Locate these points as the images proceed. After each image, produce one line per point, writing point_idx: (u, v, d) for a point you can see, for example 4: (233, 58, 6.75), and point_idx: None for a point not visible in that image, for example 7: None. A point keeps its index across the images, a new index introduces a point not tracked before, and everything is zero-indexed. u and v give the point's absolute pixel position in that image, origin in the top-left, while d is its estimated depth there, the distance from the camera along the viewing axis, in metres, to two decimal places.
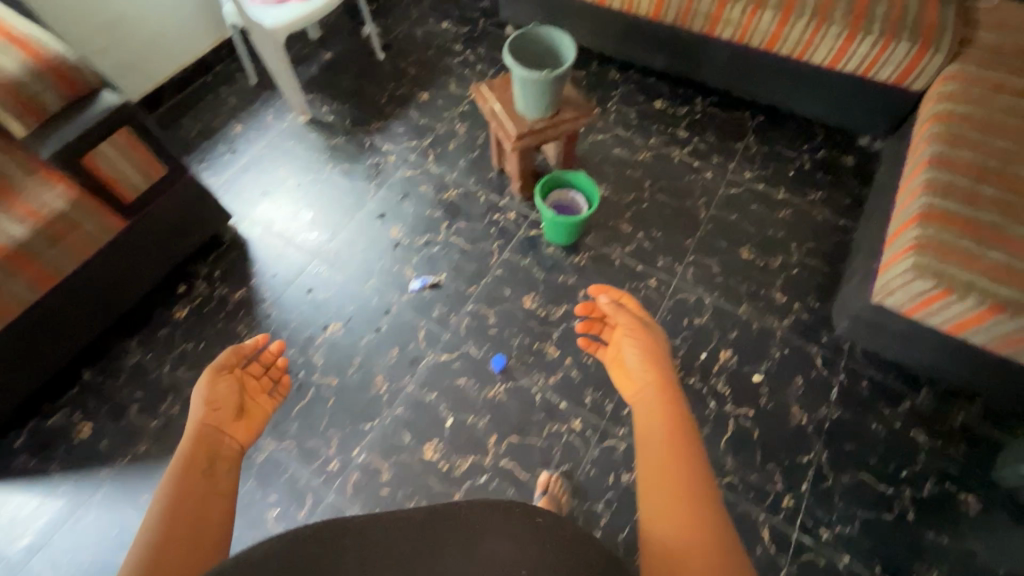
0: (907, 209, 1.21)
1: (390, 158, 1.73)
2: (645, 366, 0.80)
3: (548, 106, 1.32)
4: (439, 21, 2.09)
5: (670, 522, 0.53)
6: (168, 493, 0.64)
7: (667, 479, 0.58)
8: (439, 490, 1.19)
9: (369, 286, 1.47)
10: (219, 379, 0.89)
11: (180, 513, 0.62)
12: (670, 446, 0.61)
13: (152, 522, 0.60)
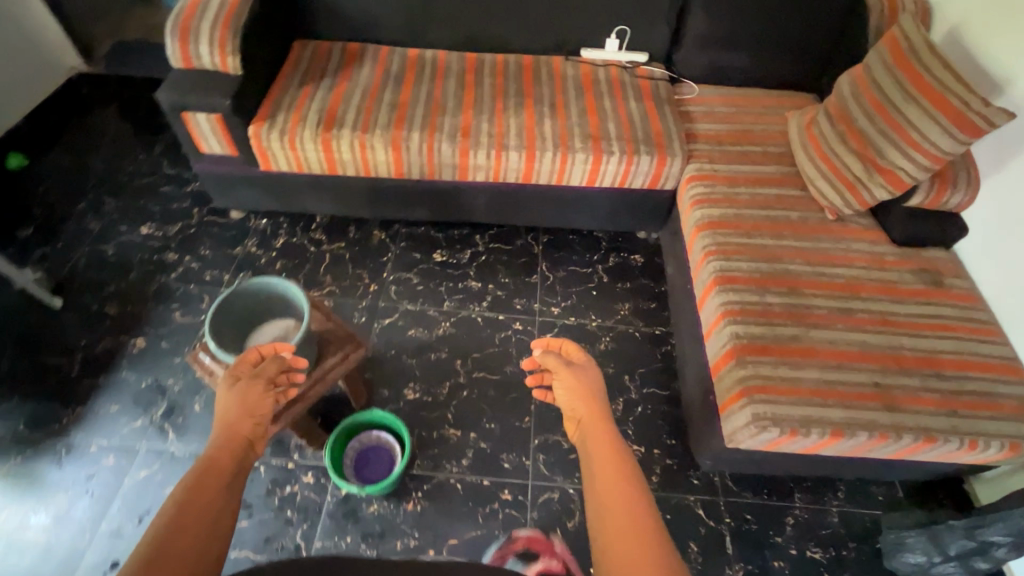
0: (719, 333, 1.16)
1: (108, 459, 1.21)
2: (575, 397, 0.91)
3: (298, 367, 1.00)
4: (135, 225, 1.62)
5: (610, 496, 0.66)
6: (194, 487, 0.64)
7: (602, 455, 0.74)
8: None
9: None
10: (254, 390, 0.85)
11: (207, 502, 0.63)
12: (608, 433, 0.79)
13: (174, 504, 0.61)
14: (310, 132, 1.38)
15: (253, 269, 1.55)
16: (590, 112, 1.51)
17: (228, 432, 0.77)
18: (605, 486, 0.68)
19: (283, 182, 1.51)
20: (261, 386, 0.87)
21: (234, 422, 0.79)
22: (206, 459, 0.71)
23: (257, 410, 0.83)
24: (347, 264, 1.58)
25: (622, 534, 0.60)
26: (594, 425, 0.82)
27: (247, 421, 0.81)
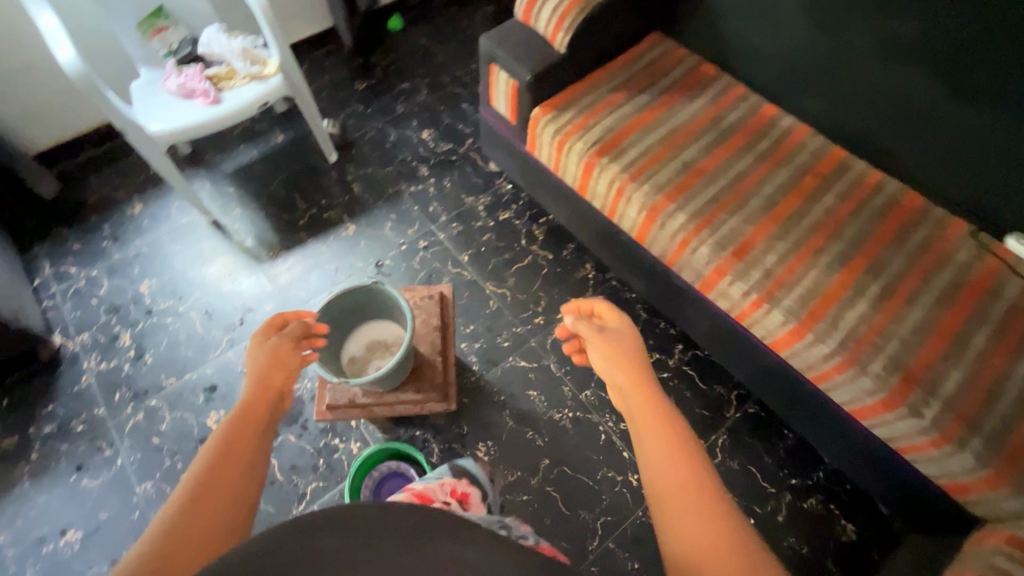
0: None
1: (267, 306, 1.39)
2: (613, 359, 0.78)
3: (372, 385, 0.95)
4: (422, 127, 1.72)
5: (657, 459, 0.57)
6: (220, 445, 0.62)
7: (648, 413, 0.64)
8: None
9: (138, 495, 1.15)
10: (275, 352, 0.80)
11: (231, 464, 0.60)
12: (647, 399, 0.67)
13: (201, 471, 0.58)
14: (582, 148, 1.18)
15: (465, 227, 1.52)
16: (939, 332, 0.96)
17: (262, 379, 0.75)
18: (654, 445, 0.58)
19: (538, 173, 1.39)
20: (290, 348, 0.82)
21: (264, 376, 0.76)
22: (243, 407, 0.69)
23: (280, 366, 0.78)
24: (537, 280, 1.44)
25: (681, 504, 0.52)
26: (635, 381, 0.71)
27: (275, 371, 0.78)
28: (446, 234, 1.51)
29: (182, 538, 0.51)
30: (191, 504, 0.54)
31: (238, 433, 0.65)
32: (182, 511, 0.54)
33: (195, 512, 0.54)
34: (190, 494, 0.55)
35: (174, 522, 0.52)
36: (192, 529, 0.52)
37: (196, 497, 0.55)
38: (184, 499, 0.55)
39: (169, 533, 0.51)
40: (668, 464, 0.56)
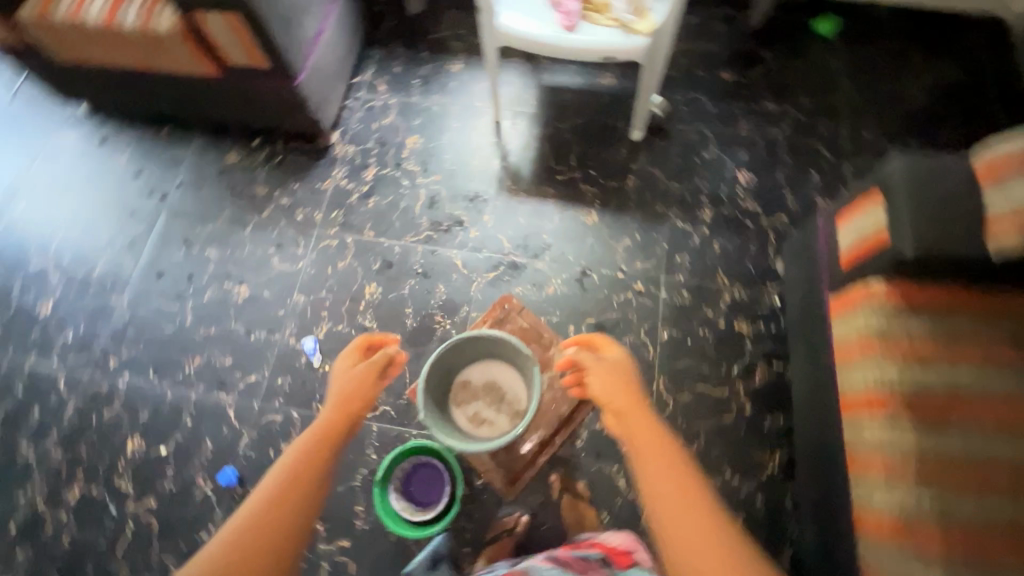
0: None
1: (474, 231, 1.37)
2: (615, 390, 0.75)
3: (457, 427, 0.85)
4: (745, 167, 1.39)
5: (677, 524, 0.58)
6: (277, 484, 0.61)
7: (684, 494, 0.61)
8: (99, 470, 1.21)
9: (291, 300, 1.34)
10: (363, 376, 0.78)
11: (281, 510, 0.59)
12: (654, 448, 0.66)
13: (252, 516, 0.58)
14: (886, 380, 0.83)
15: (690, 307, 1.27)
16: None
17: (341, 404, 0.74)
18: (695, 535, 0.57)
19: (816, 335, 1.04)
20: (373, 377, 0.79)
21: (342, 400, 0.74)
22: (317, 428, 0.70)
23: (356, 394, 0.75)
24: (709, 420, 1.18)
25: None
26: (639, 433, 0.68)
27: (359, 387, 0.76)
28: (666, 296, 1.28)
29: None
30: (232, 558, 0.55)
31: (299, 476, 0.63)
32: (212, 568, 0.54)
33: (232, 570, 0.54)
34: (240, 546, 0.55)
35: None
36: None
37: (243, 558, 0.55)
38: (229, 560, 0.55)
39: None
40: (714, 560, 0.55)
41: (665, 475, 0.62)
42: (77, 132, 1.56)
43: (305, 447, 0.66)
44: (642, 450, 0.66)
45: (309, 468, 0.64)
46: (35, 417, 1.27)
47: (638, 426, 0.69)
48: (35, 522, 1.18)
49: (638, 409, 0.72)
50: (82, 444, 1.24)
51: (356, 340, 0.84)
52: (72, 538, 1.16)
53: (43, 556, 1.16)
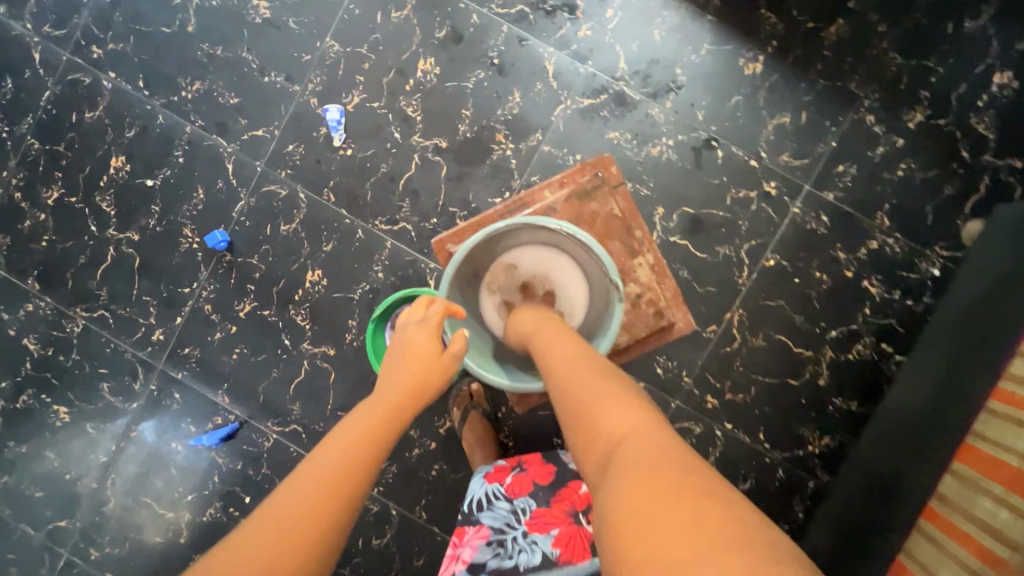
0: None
1: (584, 29, 0.96)
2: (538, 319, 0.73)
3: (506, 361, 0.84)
4: (1007, 67, 0.91)
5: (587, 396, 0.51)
6: (348, 435, 0.57)
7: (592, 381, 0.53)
8: (79, 179, 1.06)
9: (322, 46, 1.01)
10: (417, 345, 0.73)
11: (341, 459, 0.53)
12: (564, 348, 0.63)
13: (322, 464, 0.52)
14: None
15: (820, 239, 0.95)
16: None
17: (406, 366, 0.70)
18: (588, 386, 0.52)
19: (981, 355, 0.75)
20: (435, 353, 0.73)
21: (403, 354, 0.72)
22: (380, 399, 0.65)
23: (419, 356, 0.71)
24: (771, 377, 0.97)
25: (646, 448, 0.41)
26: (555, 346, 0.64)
27: (407, 352, 0.72)
28: (796, 214, 0.95)
29: (264, 535, 0.46)
30: (285, 507, 0.48)
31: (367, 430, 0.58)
32: (280, 510, 0.48)
33: (285, 513, 0.47)
34: (302, 490, 0.49)
35: (265, 520, 0.47)
36: (293, 531, 0.46)
37: (291, 505, 0.48)
38: (296, 496, 0.49)
39: (253, 545, 0.45)
40: (611, 402, 0.48)
41: (573, 357, 0.59)
42: None
43: (371, 413, 0.61)
44: (552, 351, 0.64)
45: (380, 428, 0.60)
46: (7, 89, 1.05)
47: (550, 335, 0.67)
48: (10, 210, 1.07)
49: (546, 326, 0.71)
50: (61, 141, 1.05)
51: (417, 303, 0.79)
52: (50, 241, 1.07)
53: (19, 247, 1.07)
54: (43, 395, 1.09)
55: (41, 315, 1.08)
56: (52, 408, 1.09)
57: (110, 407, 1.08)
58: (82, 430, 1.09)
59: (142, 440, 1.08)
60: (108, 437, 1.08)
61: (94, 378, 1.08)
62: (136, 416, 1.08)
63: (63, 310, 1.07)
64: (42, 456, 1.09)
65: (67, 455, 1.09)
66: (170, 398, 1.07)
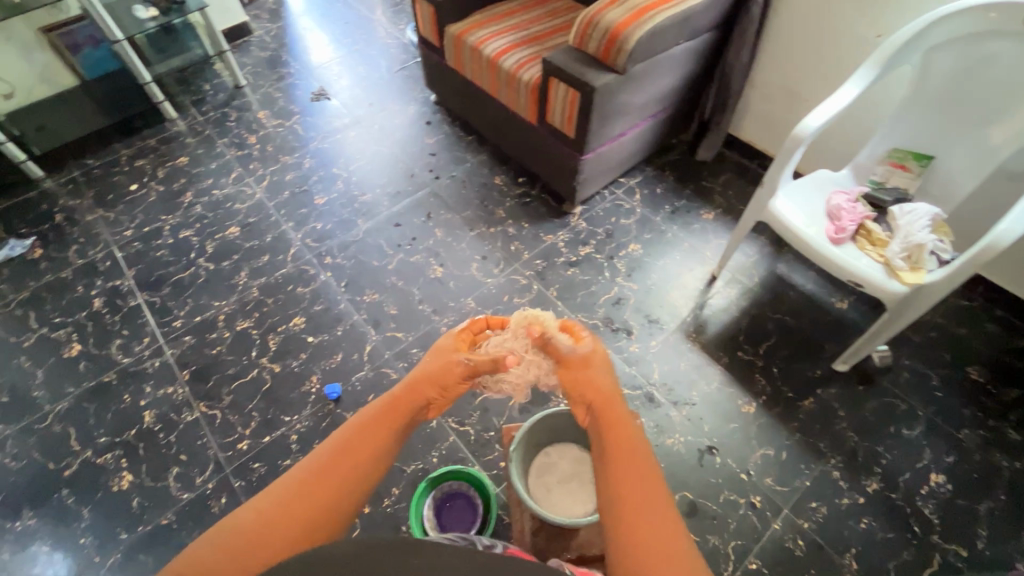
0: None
1: (635, 346, 1.42)
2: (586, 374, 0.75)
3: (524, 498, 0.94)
4: (940, 471, 1.21)
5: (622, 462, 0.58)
6: (354, 429, 0.63)
7: (614, 440, 0.62)
8: (267, 321, 1.51)
9: (464, 301, 1.54)
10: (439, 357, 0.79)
11: (338, 470, 0.58)
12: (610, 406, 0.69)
13: (327, 459, 0.59)
14: None
15: (797, 561, 1.11)
16: None
17: (415, 382, 0.73)
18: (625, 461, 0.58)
19: None
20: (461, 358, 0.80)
21: (415, 385, 0.73)
22: (380, 406, 0.68)
23: (437, 375, 0.75)
24: None
25: (634, 494, 0.54)
26: (606, 399, 0.70)
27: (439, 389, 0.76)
28: (777, 530, 1.15)
29: (252, 532, 0.51)
30: (275, 500, 0.54)
31: (364, 437, 0.62)
32: (271, 509, 0.53)
33: (285, 500, 0.54)
34: (294, 483, 0.56)
35: (268, 503, 0.53)
36: (282, 527, 0.52)
37: (281, 506, 0.53)
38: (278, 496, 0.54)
39: (251, 522, 0.51)
40: (635, 475, 0.56)
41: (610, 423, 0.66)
42: (421, 112, 2.07)
43: (379, 411, 0.67)
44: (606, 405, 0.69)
45: (374, 431, 0.64)
46: (263, 262, 1.64)
47: (602, 390, 0.71)
48: (210, 324, 1.51)
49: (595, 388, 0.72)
50: (272, 296, 1.56)
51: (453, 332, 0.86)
52: (219, 350, 1.46)
53: (197, 349, 1.46)
54: (122, 459, 1.29)
55: (174, 396, 1.38)
56: (120, 473, 1.27)
57: (165, 490, 1.24)
58: (128, 501, 1.23)
59: (168, 530, 1.19)
60: (145, 517, 1.21)
61: (172, 460, 1.28)
62: (178, 506, 1.22)
63: (190, 401, 1.37)
64: (85, 511, 1.22)
65: (101, 520, 1.21)
66: (216, 501, 1.22)
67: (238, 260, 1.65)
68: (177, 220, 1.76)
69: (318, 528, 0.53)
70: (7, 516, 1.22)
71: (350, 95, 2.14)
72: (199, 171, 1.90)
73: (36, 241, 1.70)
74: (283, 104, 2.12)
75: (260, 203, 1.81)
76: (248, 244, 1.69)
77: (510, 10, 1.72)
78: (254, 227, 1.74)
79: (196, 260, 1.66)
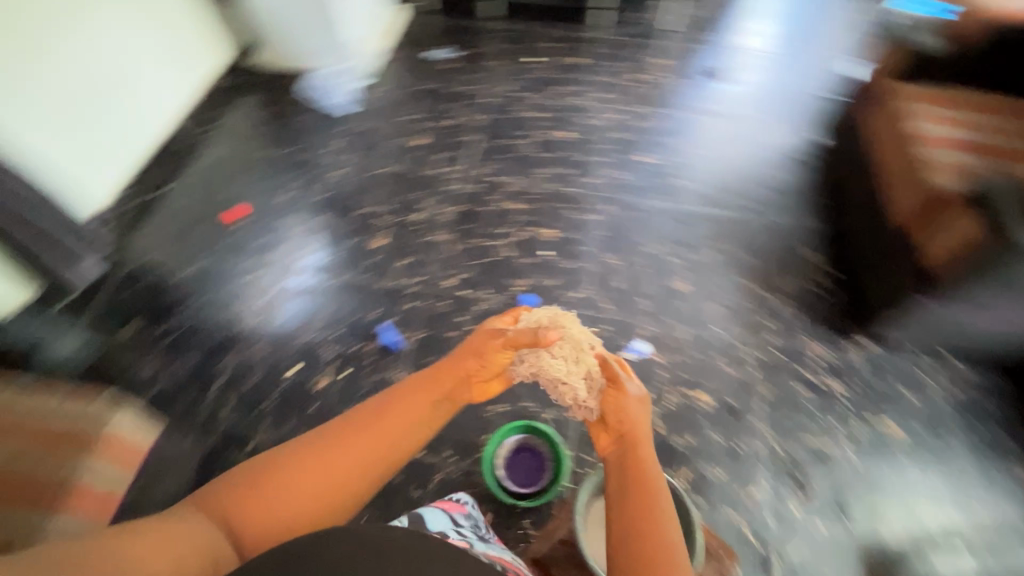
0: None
1: (795, 510, 1.20)
2: (623, 422, 0.84)
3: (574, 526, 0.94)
4: None
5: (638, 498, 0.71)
6: (383, 401, 0.79)
7: (641, 489, 0.72)
8: (530, 215, 1.68)
9: (679, 326, 1.46)
10: (490, 342, 0.91)
11: (359, 435, 0.74)
12: (639, 452, 0.79)
13: (342, 426, 0.76)
14: None
15: None
16: None
17: (451, 365, 0.88)
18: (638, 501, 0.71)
19: None
20: (501, 344, 0.91)
21: (458, 361, 0.89)
22: (414, 381, 0.84)
23: (467, 364, 0.89)
24: None
25: (638, 527, 0.68)
26: (635, 445, 0.80)
27: (477, 361, 0.90)
28: None
29: (277, 481, 0.69)
30: (304, 455, 0.71)
31: (399, 404, 0.79)
32: (292, 465, 0.70)
33: (312, 456, 0.71)
34: (317, 446, 0.72)
35: (293, 462, 0.70)
36: (319, 484, 0.70)
37: (306, 464, 0.70)
38: (298, 453, 0.72)
39: (287, 467, 0.70)
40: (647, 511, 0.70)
41: (636, 462, 0.77)
42: (792, 143, 1.87)
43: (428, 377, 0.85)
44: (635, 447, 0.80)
45: (402, 401, 0.80)
46: (563, 172, 1.80)
47: (633, 435, 0.82)
48: (496, 187, 1.75)
49: (636, 439, 0.81)
50: (547, 201, 1.72)
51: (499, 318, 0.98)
52: (487, 209, 1.70)
53: (476, 197, 1.72)
54: (385, 228, 1.65)
55: (439, 215, 1.68)
56: (378, 235, 1.63)
57: (389, 267, 1.57)
58: (368, 255, 1.59)
59: (371, 292, 1.52)
60: (368, 272, 1.56)
61: (406, 253, 1.59)
62: (387, 283, 1.53)
63: (444, 226, 1.65)
64: (347, 240, 1.63)
65: (350, 253, 1.60)
66: (405, 300, 1.50)
67: (549, 157, 1.84)
68: (538, 101, 2.01)
69: (342, 492, 0.71)
70: (318, 208, 1.70)
71: (742, 89, 2.04)
72: (580, 75, 2.10)
73: (457, 57, 2.15)
74: (682, 60, 2.14)
75: (599, 127, 1.93)
76: (565, 151, 1.86)
77: (985, 97, 1.36)
78: (580, 142, 1.88)
79: (525, 137, 1.90)
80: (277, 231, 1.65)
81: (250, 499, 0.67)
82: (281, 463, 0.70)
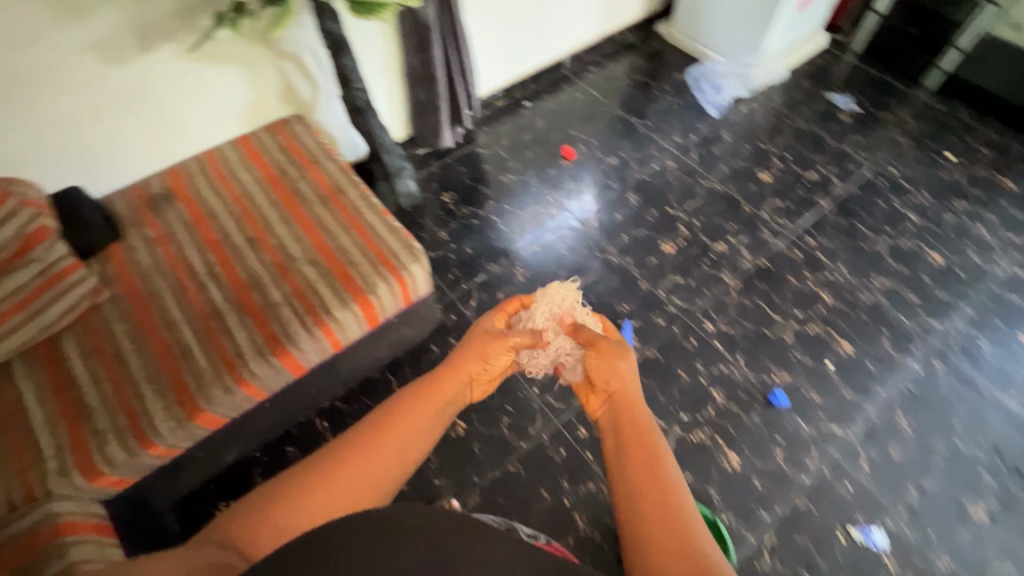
0: (308, 329, 1.05)
1: None
2: (617, 379, 0.79)
3: None
4: None
5: (636, 485, 0.62)
6: (387, 407, 0.70)
7: (640, 469, 0.64)
8: (837, 316, 1.42)
9: (942, 556, 1.12)
10: (489, 341, 0.86)
11: (367, 433, 0.66)
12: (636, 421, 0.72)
13: (359, 430, 0.67)
14: None
15: None
16: None
17: (450, 368, 0.80)
18: (643, 480, 0.63)
19: None
20: (497, 339, 0.86)
21: (458, 367, 0.81)
22: (423, 382, 0.76)
23: (475, 360, 0.83)
24: None
25: (651, 515, 0.59)
26: (627, 422, 0.72)
27: (483, 365, 0.84)
28: None
29: (299, 493, 0.59)
30: (322, 470, 0.61)
31: (408, 403, 0.71)
32: (310, 484, 0.60)
33: (329, 464, 0.62)
34: (338, 453, 0.63)
35: (312, 472, 0.61)
36: (344, 491, 0.60)
37: (321, 476, 0.61)
38: (319, 469, 0.61)
39: (309, 478, 0.60)
40: (652, 489, 0.62)
41: (635, 435, 0.69)
42: None
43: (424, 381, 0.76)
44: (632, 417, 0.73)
45: (414, 400, 0.72)
46: (907, 296, 1.46)
47: (629, 406, 0.75)
48: (817, 265, 1.51)
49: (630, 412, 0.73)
50: (867, 314, 1.42)
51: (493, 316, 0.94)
52: (793, 281, 1.48)
53: (789, 262, 1.51)
54: (681, 237, 1.57)
55: (740, 257, 1.53)
56: (671, 240, 1.56)
57: (662, 274, 1.50)
58: (651, 252, 1.54)
59: (633, 286, 1.48)
60: (641, 266, 1.52)
61: (686, 272, 1.50)
62: (652, 287, 1.47)
63: (739, 270, 1.50)
64: (640, 227, 1.60)
65: (636, 239, 1.57)
66: (658, 313, 1.43)
67: (899, 271, 1.50)
68: (926, 204, 1.64)
69: (364, 492, 0.62)
70: (633, 185, 1.69)
71: None
72: (1001, 204, 1.64)
73: (856, 112, 1.87)
74: None
75: (987, 273, 1.50)
76: (924, 275, 1.49)
77: None
78: (951, 276, 1.49)
79: (885, 234, 1.57)
80: (587, 185, 1.71)
81: (276, 514, 0.57)
82: (300, 481, 0.60)
